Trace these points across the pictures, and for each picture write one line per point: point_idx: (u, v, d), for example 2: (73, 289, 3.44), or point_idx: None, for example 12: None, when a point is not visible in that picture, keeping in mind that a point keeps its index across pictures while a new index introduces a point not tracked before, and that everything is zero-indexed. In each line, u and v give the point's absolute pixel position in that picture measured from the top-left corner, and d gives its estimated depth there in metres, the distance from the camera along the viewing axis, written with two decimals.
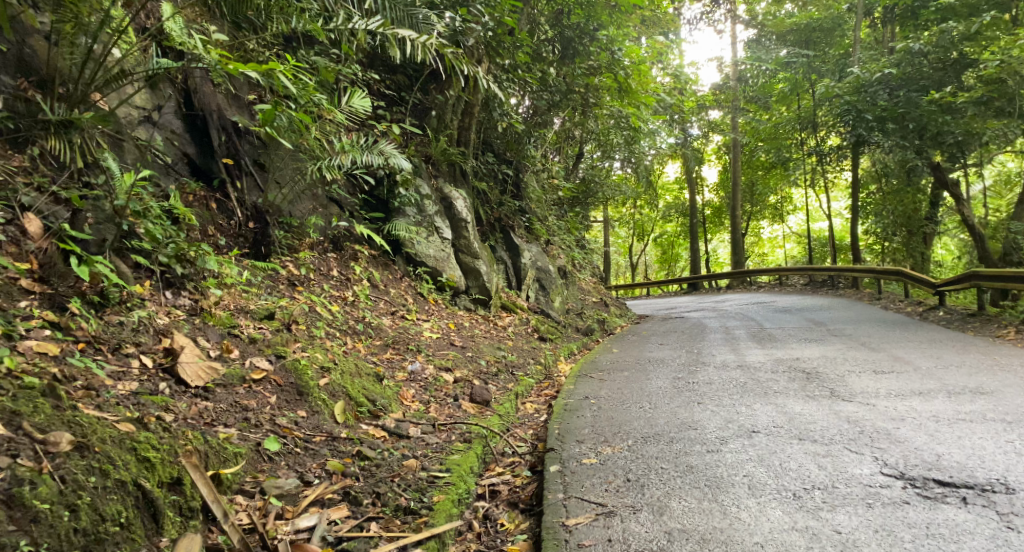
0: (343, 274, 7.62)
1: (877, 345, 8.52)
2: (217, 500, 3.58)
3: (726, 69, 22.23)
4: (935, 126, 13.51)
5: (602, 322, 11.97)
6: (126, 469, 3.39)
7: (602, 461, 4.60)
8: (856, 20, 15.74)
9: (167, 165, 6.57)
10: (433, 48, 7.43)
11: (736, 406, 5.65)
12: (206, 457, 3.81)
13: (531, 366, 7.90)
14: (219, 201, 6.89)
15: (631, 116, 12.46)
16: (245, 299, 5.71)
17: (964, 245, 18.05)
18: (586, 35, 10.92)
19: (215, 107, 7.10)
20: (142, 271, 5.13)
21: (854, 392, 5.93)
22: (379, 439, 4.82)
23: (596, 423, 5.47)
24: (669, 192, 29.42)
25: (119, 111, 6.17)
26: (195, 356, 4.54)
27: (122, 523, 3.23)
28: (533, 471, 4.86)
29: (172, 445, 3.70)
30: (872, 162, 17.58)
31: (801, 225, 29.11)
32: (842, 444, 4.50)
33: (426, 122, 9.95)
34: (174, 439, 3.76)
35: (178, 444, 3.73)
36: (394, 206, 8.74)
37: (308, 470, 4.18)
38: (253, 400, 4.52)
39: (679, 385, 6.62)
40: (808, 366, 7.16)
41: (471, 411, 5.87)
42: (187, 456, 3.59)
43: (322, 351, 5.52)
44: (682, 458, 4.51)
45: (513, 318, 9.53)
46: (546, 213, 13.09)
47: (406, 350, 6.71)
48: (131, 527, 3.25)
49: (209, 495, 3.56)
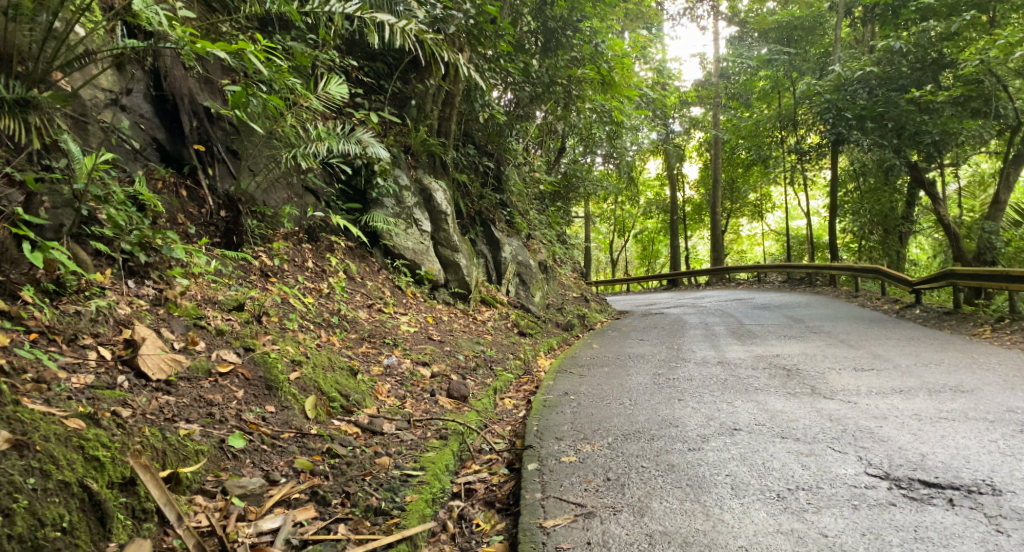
0: (319, 265, 7.42)
1: (856, 342, 8.48)
2: (169, 501, 3.38)
3: (708, 65, 22.17)
4: (914, 125, 13.54)
5: (582, 317, 11.85)
6: (70, 470, 3.19)
7: (581, 459, 4.48)
8: (838, 19, 15.75)
9: (134, 150, 6.34)
10: (413, 33, 7.22)
11: (717, 403, 5.54)
12: (163, 456, 3.63)
13: (510, 361, 7.76)
14: (190, 188, 6.67)
15: (613, 109, 12.33)
16: (213, 289, 5.50)
17: (939, 244, 18.17)
18: (570, 27, 10.71)
19: (186, 92, 6.89)
20: (102, 258, 4.95)
21: (835, 390, 5.86)
22: (351, 436, 4.65)
23: (576, 420, 5.34)
24: (650, 188, 29.38)
25: (83, 92, 5.93)
26: (157, 348, 4.33)
27: (64, 528, 3.04)
28: (510, 468, 4.72)
29: (126, 442, 3.52)
30: (851, 161, 17.64)
31: (780, 223, 29.23)
32: (825, 442, 4.41)
33: (406, 111, 9.75)
34: (128, 436, 3.58)
35: (131, 443, 3.55)
36: (372, 196, 8.53)
37: (275, 468, 4.01)
38: (218, 395, 4.33)
39: (659, 382, 6.51)
40: (788, 363, 7.09)
41: (448, 407, 5.71)
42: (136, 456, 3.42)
43: (294, 344, 5.33)
44: (663, 456, 4.39)
45: (493, 312, 9.38)
46: (527, 207, 12.93)
47: (383, 344, 6.53)
48: (75, 532, 3.07)
49: (162, 496, 3.36)
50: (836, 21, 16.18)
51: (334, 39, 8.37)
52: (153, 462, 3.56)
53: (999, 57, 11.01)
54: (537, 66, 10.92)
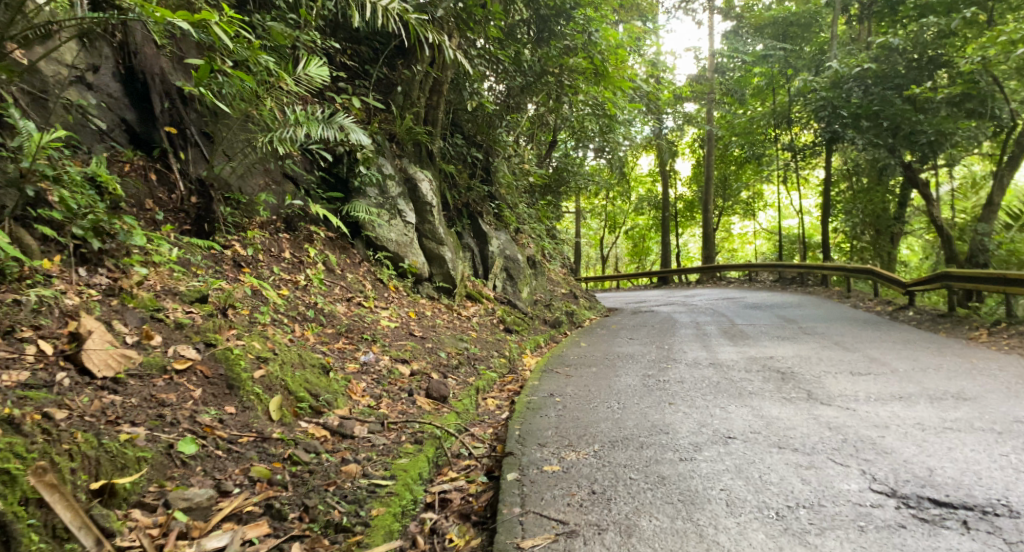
0: (296, 256, 7.05)
1: (851, 344, 8.20)
2: (84, 525, 3.10)
3: (703, 61, 21.87)
4: (908, 125, 13.26)
5: (570, 314, 11.53)
6: None
7: (565, 468, 4.16)
8: (835, 15, 15.48)
9: (100, 131, 5.99)
10: (396, 12, 6.81)
11: (709, 409, 5.24)
12: (96, 465, 3.36)
13: (495, 359, 7.43)
14: (159, 172, 6.31)
15: (607, 102, 12.01)
16: (175, 280, 5.14)
17: (929, 246, 17.96)
18: (563, 14, 10.50)
19: (157, 71, 6.49)
20: (51, 244, 4.62)
21: (832, 395, 5.57)
22: (318, 440, 4.33)
23: (561, 425, 5.02)
24: (642, 184, 29.07)
25: (43, 68, 5.61)
26: (105, 342, 4.03)
27: None
28: (489, 477, 4.40)
29: (51, 452, 3.25)
30: (845, 160, 17.39)
31: (770, 222, 29.01)
32: (825, 454, 4.11)
33: (391, 98, 9.38)
34: (56, 442, 3.31)
35: (55, 452, 3.27)
36: (354, 185, 8.16)
37: (229, 477, 3.72)
38: (171, 394, 4.03)
39: (649, 384, 6.20)
40: (782, 366, 6.80)
41: (426, 409, 5.38)
42: (39, 473, 3.07)
43: (260, 339, 4.98)
44: (652, 467, 4.08)
45: (478, 308, 9.03)
46: (516, 201, 12.57)
47: (360, 340, 6.19)
48: None
49: (74, 520, 3.08)
50: (832, 18, 15.92)
51: (317, 19, 8.04)
52: (82, 474, 3.30)
53: (999, 56, 10.70)
54: (529, 56, 10.57)
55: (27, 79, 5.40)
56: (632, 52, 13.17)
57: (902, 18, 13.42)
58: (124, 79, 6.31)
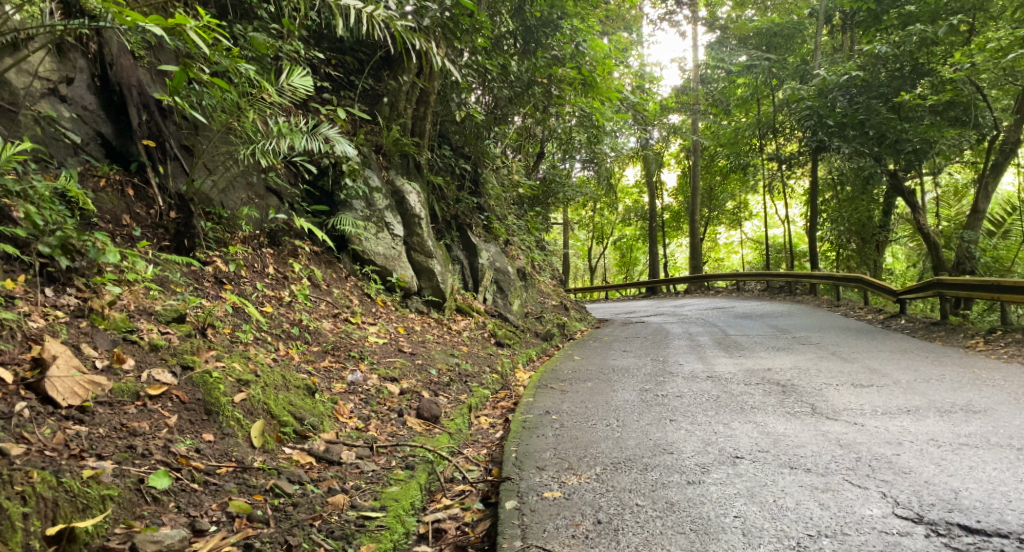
0: (281, 272, 6.79)
1: (849, 355, 8.00)
2: None
3: (687, 72, 21.82)
4: (893, 134, 13.08)
5: (562, 326, 11.31)
6: None
7: (567, 494, 3.93)
8: (818, 25, 15.44)
9: (74, 145, 5.72)
10: (382, 19, 6.45)
11: (712, 426, 5.02)
12: (54, 507, 3.10)
13: (487, 375, 7.18)
14: (137, 187, 6.04)
15: (595, 112, 11.83)
16: (150, 299, 4.85)
17: (916, 254, 17.90)
18: (550, 25, 10.15)
19: (134, 82, 6.22)
20: (15, 263, 4.36)
21: (837, 409, 5.35)
22: (303, 469, 4.08)
23: (559, 445, 4.78)
24: (628, 196, 28.98)
25: (11, 80, 5.34)
26: (71, 369, 3.78)
27: None
28: (486, 503, 4.15)
29: (2, 494, 2.98)
30: (830, 169, 17.30)
31: (756, 232, 28.98)
32: (841, 475, 3.90)
33: (377, 109, 9.14)
34: (8, 483, 3.03)
35: (5, 495, 2.99)
36: (339, 198, 7.91)
37: (205, 513, 3.46)
38: (144, 422, 3.77)
39: (647, 399, 5.97)
40: (782, 378, 6.58)
41: (418, 430, 5.12)
42: None
43: (242, 360, 4.71)
44: (659, 492, 3.87)
45: (468, 321, 8.78)
46: (505, 212, 12.34)
47: (347, 358, 5.92)
48: None
49: None
50: (816, 28, 15.88)
51: (300, 28, 7.82)
52: (35, 519, 3.03)
53: (987, 63, 10.56)
54: (517, 67, 10.39)
55: None
56: (616, 63, 12.72)
57: (887, 27, 13.32)
58: (98, 90, 6.05)
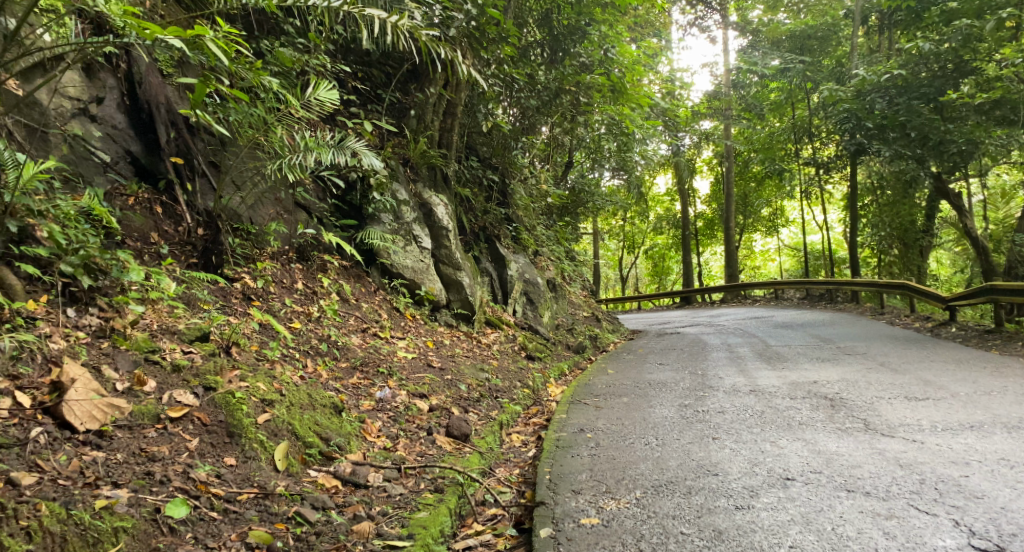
0: (309, 287, 6.66)
1: (899, 365, 7.59)
2: None
3: (719, 77, 21.40)
4: (937, 135, 12.58)
5: (594, 338, 11.03)
6: None
7: (606, 521, 3.71)
8: (855, 25, 14.97)
9: (104, 164, 5.68)
10: (408, 30, 6.15)
11: (759, 444, 4.73)
12: (62, 542, 2.98)
13: (518, 390, 6.96)
14: (165, 204, 5.98)
15: (624, 119, 11.59)
16: (173, 317, 4.74)
17: (962, 259, 17.23)
18: (578, 32, 10.06)
19: (162, 100, 6.18)
20: (38, 283, 4.29)
21: (893, 425, 5.01)
22: (328, 493, 3.91)
23: (595, 467, 4.54)
24: (660, 204, 28.58)
25: (44, 101, 5.35)
26: (90, 391, 3.67)
27: None
28: (519, 529, 3.94)
29: (7, 530, 2.87)
30: (869, 172, 16.76)
31: (793, 239, 28.33)
32: (905, 499, 3.62)
33: (404, 122, 9.05)
34: (11, 519, 2.91)
35: (8, 532, 2.88)
36: (367, 212, 7.79)
37: (223, 545, 3.29)
38: (163, 447, 3.65)
39: (687, 415, 5.68)
40: (830, 392, 6.23)
41: (447, 449, 4.92)
42: None
43: (266, 380, 4.55)
44: (705, 518, 3.62)
45: (499, 334, 8.58)
46: (534, 223, 12.12)
47: (376, 374, 5.75)
48: None
49: None
50: (852, 29, 15.42)
51: (326, 42, 7.77)
52: None
53: None
54: (544, 76, 10.27)
55: (24, 111, 5.11)
56: (647, 70, 12.44)
57: (928, 25, 12.83)
58: (128, 108, 6.03)
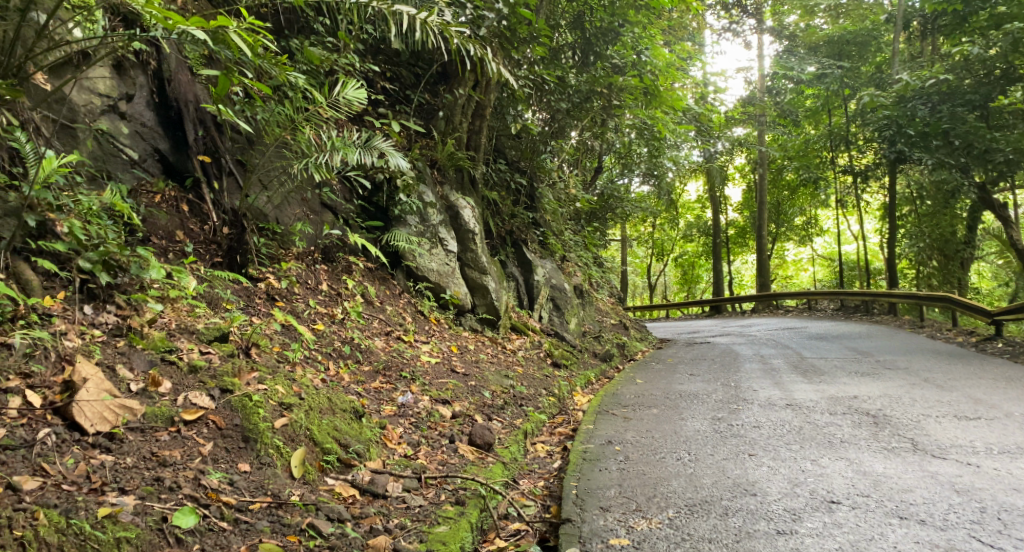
0: (333, 288, 6.53)
1: (945, 382, 7.21)
2: None
3: (753, 83, 20.99)
4: (981, 142, 12.04)
5: (621, 346, 10.78)
6: None
7: (637, 543, 3.49)
8: (896, 31, 14.49)
9: (131, 161, 5.60)
10: (437, 26, 5.94)
11: (800, 462, 4.47)
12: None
13: (544, 398, 6.74)
14: (192, 203, 5.89)
15: (656, 124, 11.29)
16: (191, 316, 4.63)
17: (1005, 273, 16.60)
18: (610, 33, 9.89)
19: (191, 97, 6.08)
20: (55, 279, 4.21)
21: (943, 445, 4.71)
22: (345, 503, 3.74)
23: (625, 482, 4.31)
24: (690, 211, 28.16)
25: (75, 96, 5.27)
26: (103, 392, 3.57)
27: None
28: (544, 547, 3.74)
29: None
30: (909, 182, 16.25)
31: (828, 248, 27.66)
32: (965, 530, 3.36)
33: (433, 123, 8.90)
34: (6, 528, 2.78)
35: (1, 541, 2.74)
36: (394, 213, 7.65)
37: None
38: (176, 451, 3.53)
39: (720, 430, 5.42)
40: (872, 408, 5.90)
41: (470, 458, 4.73)
42: None
43: (285, 383, 4.38)
44: (745, 543, 3.39)
45: (524, 340, 8.37)
46: (562, 228, 11.89)
47: (399, 379, 5.57)
48: None
49: None
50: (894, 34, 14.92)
51: (355, 41, 7.65)
52: None
53: None
54: (575, 79, 10.05)
55: (52, 106, 5.02)
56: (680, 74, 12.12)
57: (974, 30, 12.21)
58: (158, 105, 5.93)
